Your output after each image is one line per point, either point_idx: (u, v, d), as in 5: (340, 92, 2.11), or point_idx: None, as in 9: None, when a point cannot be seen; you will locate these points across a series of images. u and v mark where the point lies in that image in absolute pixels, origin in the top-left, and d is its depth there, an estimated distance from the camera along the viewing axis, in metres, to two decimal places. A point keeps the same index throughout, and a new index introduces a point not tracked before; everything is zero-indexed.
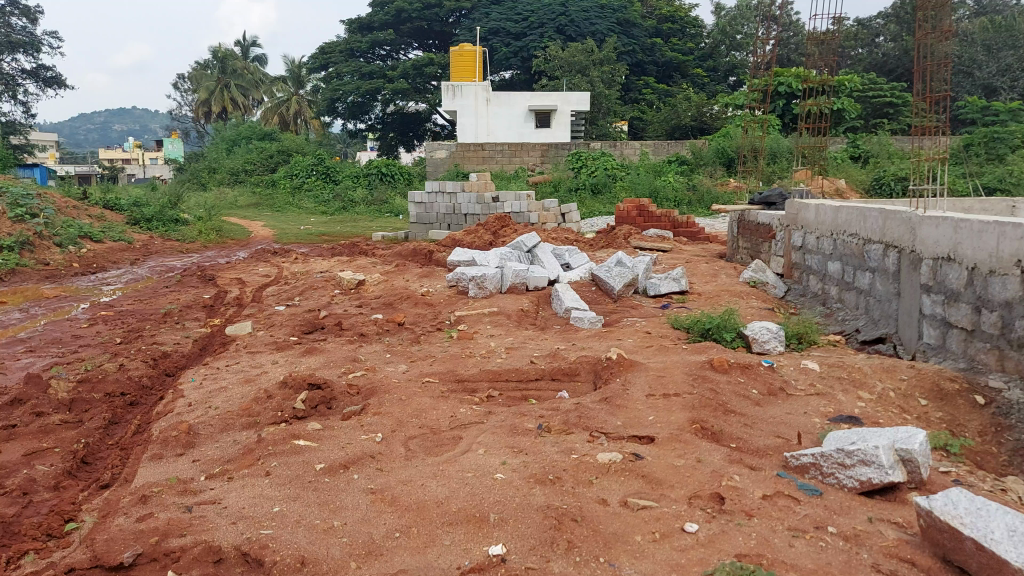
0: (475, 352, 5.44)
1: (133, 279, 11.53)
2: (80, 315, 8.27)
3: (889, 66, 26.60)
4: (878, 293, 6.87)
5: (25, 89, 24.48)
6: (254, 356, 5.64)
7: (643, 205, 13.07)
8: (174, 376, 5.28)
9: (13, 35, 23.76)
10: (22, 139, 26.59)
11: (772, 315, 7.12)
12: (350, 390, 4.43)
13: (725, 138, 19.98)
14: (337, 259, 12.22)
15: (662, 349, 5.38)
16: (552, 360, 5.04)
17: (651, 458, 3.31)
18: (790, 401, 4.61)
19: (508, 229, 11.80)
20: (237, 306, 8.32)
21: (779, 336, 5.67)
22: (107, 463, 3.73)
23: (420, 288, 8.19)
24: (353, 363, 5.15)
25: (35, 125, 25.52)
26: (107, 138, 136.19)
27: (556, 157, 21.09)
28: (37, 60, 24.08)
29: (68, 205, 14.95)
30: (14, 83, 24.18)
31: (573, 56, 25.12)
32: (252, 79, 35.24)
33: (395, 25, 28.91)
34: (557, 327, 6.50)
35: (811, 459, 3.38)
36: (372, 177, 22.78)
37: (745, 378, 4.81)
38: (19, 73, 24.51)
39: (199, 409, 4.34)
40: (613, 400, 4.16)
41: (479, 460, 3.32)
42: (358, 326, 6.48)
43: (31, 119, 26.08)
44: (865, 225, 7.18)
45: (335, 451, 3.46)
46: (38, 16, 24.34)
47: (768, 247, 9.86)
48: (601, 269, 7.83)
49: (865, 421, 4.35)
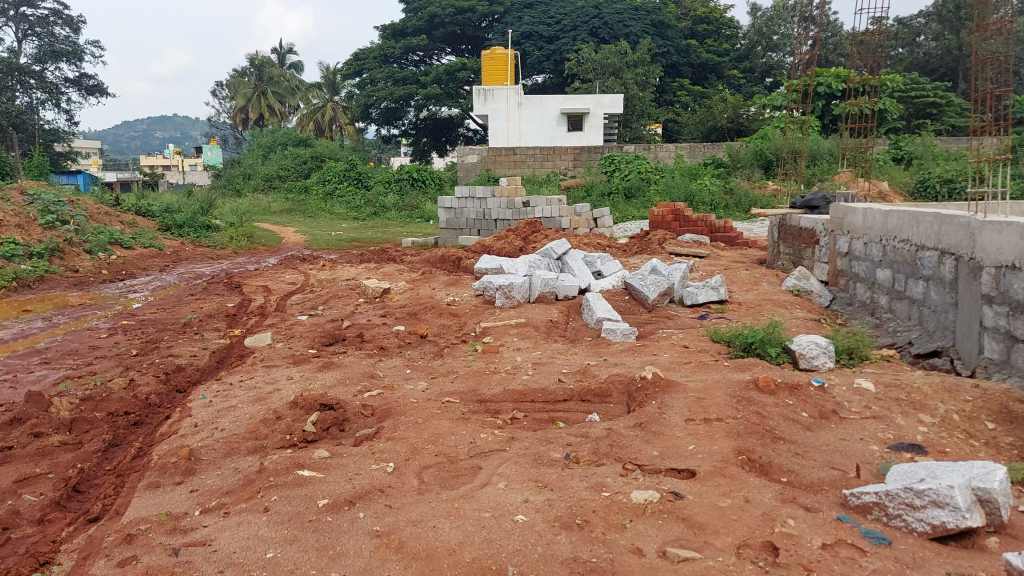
0: (499, 368, 5.13)
1: (160, 286, 11.41)
2: (102, 324, 8.12)
3: (931, 65, 25.84)
4: (933, 302, 6.43)
5: (68, 98, 24.85)
6: (270, 371, 5.35)
7: (679, 209, 12.61)
8: (185, 393, 5.02)
9: (57, 45, 24.13)
10: (67, 147, 26.93)
11: (819, 327, 6.67)
12: (364, 411, 4.12)
13: (763, 140, 19.48)
14: (365, 265, 12.02)
15: (701, 366, 5.01)
16: (581, 378, 4.70)
17: (692, 498, 2.94)
18: (844, 425, 4.22)
19: (539, 234, 11.48)
20: (259, 316, 8.09)
21: (828, 351, 5.25)
22: (100, 490, 3.46)
23: (447, 297, 7.90)
24: (370, 380, 4.85)
25: (79, 133, 25.81)
26: (149, 146, 138.88)
27: (589, 161, 20.75)
28: (80, 69, 24.48)
29: (100, 211, 14.96)
30: (58, 91, 24.46)
31: (606, 58, 24.70)
32: (288, 86, 35.52)
33: (428, 31, 28.76)
34: (589, 340, 6.16)
35: (874, 498, 3.00)
36: (404, 182, 22.69)
37: (794, 401, 4.41)
38: (63, 82, 24.89)
39: (205, 431, 4.07)
40: (649, 426, 3.80)
41: (499, 496, 3.00)
42: (380, 338, 6.19)
43: (75, 128, 26.42)
44: (918, 230, 6.72)
45: (343, 483, 3.14)
46: (80, 25, 24.74)
47: (811, 253, 9.40)
48: (634, 277, 7.49)
49: (930, 449, 3.92)
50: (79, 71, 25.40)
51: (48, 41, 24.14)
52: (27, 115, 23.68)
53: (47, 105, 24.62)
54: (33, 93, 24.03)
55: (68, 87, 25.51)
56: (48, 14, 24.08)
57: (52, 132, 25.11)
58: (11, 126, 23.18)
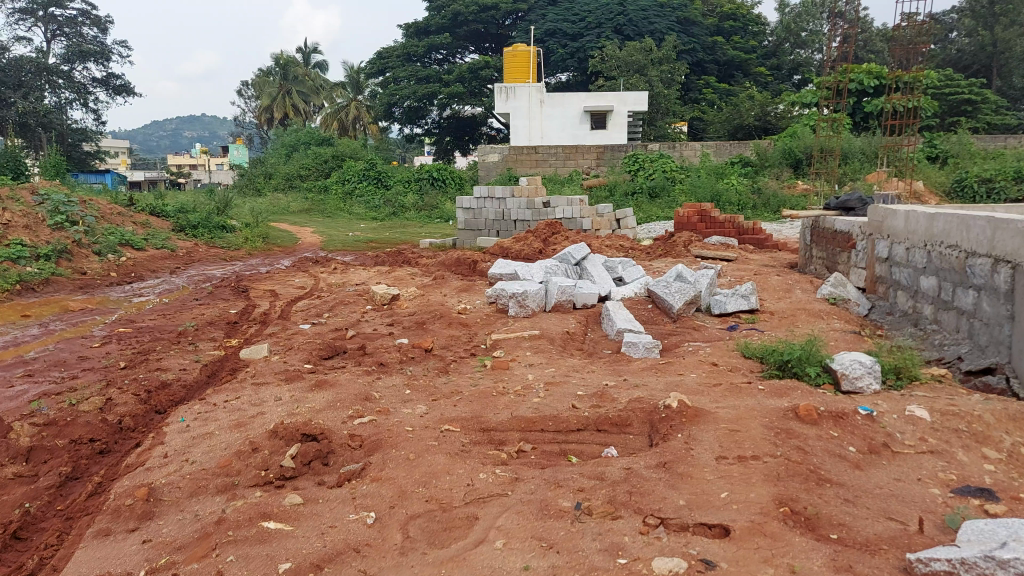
0: (507, 389, 4.65)
1: (168, 289, 11.06)
2: (98, 332, 7.73)
3: (964, 62, 24.98)
4: (986, 314, 5.87)
5: (95, 97, 24.78)
6: (258, 390, 4.91)
7: (705, 210, 12.05)
8: (164, 414, 4.60)
9: (84, 45, 24.02)
10: (95, 147, 26.80)
11: (860, 340, 6.12)
12: (352, 442, 3.66)
13: (792, 138, 18.84)
14: (378, 268, 11.62)
15: (733, 390, 4.49)
16: (598, 404, 4.21)
17: (725, 567, 2.45)
18: (897, 462, 3.69)
19: (559, 236, 10.98)
20: (260, 324, 7.65)
21: (874, 371, 4.71)
22: (43, 538, 3.06)
23: (458, 304, 7.45)
24: (364, 403, 4.39)
25: (106, 133, 25.75)
26: (178, 144, 140.27)
27: (612, 160, 20.25)
28: (106, 69, 24.40)
29: (113, 211, 14.67)
30: (86, 91, 24.31)
31: (631, 56, 24.10)
32: (313, 85, 35.31)
33: (451, 29, 28.35)
34: (608, 354, 5.67)
35: (945, 566, 2.43)
36: (424, 181, 22.31)
37: (840, 433, 3.88)
38: (90, 82, 24.83)
39: (174, 464, 3.64)
40: (674, 467, 3.29)
41: (495, 560, 2.53)
42: (381, 352, 5.74)
43: (102, 128, 26.30)
44: (968, 235, 6.15)
45: (313, 543, 2.69)
46: (107, 25, 24.65)
47: (847, 258, 8.84)
48: (658, 285, 6.98)
49: (1002, 494, 3.37)
50: (106, 70, 25.30)
51: (76, 41, 24.03)
52: (55, 114, 23.49)
53: (75, 105, 24.50)
54: (62, 92, 23.92)
55: (96, 87, 25.41)
56: (76, 14, 23.98)
57: (80, 132, 25.06)
58: (39, 125, 23.05)
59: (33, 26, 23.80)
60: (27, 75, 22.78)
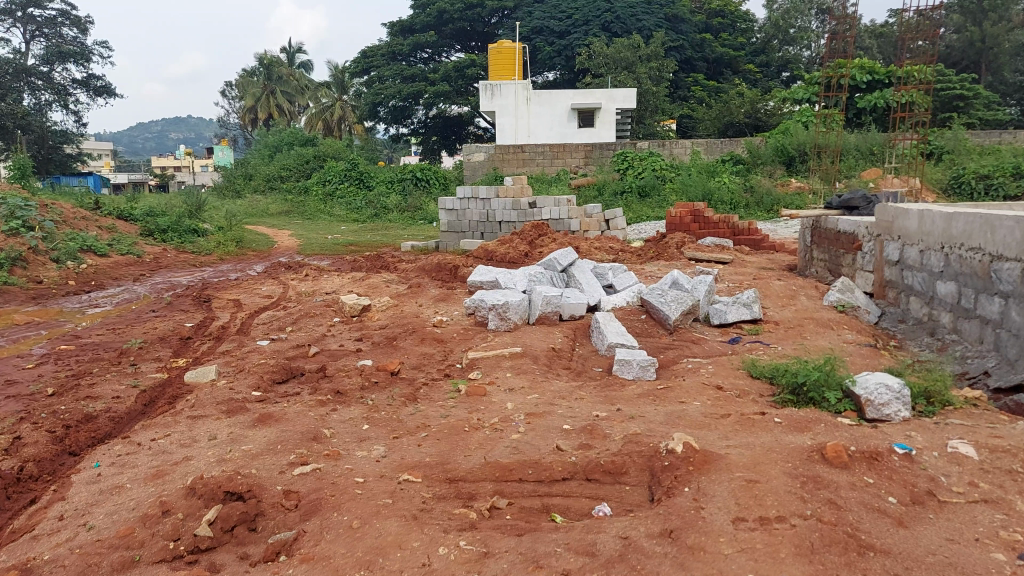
0: (482, 423, 3.98)
1: (128, 298, 10.35)
2: (37, 350, 7.03)
3: (953, 58, 24.48)
4: (1015, 324, 5.24)
5: (76, 99, 23.88)
6: (193, 426, 4.24)
7: (699, 209, 11.41)
8: (79, 457, 3.95)
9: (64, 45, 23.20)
10: (75, 150, 25.91)
11: (877, 356, 5.49)
12: (286, 501, 3.00)
13: (785, 135, 18.27)
14: (353, 274, 10.92)
15: (745, 424, 3.84)
16: (586, 444, 3.54)
17: None
18: (947, 515, 2.97)
19: (546, 238, 10.32)
20: (216, 340, 6.97)
21: (903, 397, 4.07)
22: None
23: (434, 316, 6.77)
24: (312, 445, 3.71)
25: (88, 135, 24.83)
26: (162, 146, 138.89)
27: (601, 159, 19.62)
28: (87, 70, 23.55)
29: (76, 215, 13.91)
30: (66, 92, 23.48)
31: (619, 52, 23.44)
32: (298, 85, 34.67)
33: (437, 27, 27.64)
34: (598, 375, 5.02)
35: None
36: (407, 182, 21.55)
37: (876, 480, 3.21)
38: (71, 84, 23.93)
39: (68, 530, 2.99)
40: (682, 536, 2.64)
41: None
42: (341, 376, 5.06)
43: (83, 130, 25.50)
44: (992, 237, 5.54)
45: None
46: (88, 26, 23.85)
47: (852, 260, 8.23)
48: (652, 293, 6.34)
49: None
50: (87, 72, 24.50)
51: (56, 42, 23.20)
52: (34, 116, 22.68)
53: (55, 107, 23.55)
54: (42, 94, 23.03)
55: (77, 89, 24.60)
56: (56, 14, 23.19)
57: (61, 134, 24.12)
58: (17, 128, 21.98)
59: (11, 27, 22.99)
60: (6, 77, 21.93)
